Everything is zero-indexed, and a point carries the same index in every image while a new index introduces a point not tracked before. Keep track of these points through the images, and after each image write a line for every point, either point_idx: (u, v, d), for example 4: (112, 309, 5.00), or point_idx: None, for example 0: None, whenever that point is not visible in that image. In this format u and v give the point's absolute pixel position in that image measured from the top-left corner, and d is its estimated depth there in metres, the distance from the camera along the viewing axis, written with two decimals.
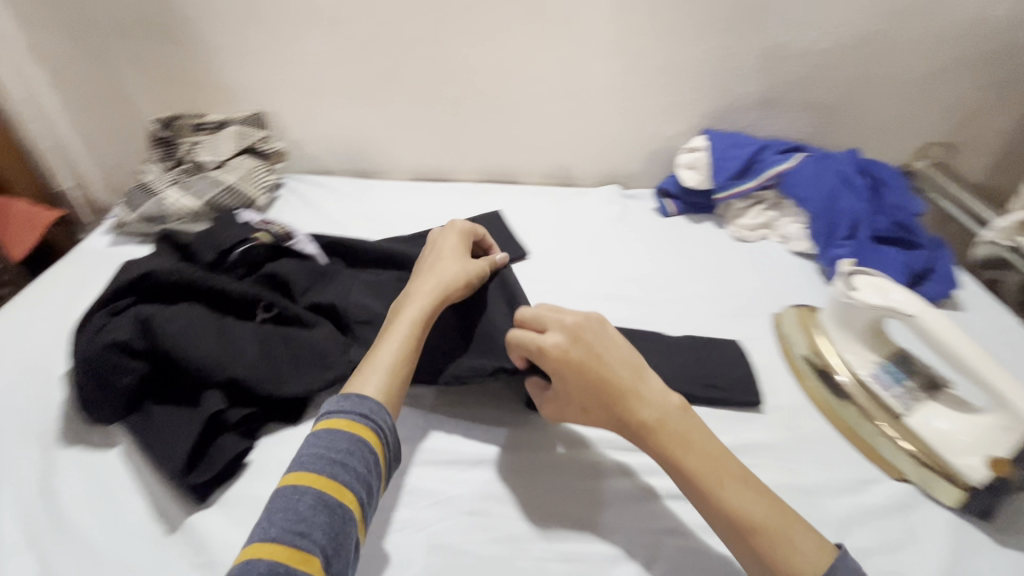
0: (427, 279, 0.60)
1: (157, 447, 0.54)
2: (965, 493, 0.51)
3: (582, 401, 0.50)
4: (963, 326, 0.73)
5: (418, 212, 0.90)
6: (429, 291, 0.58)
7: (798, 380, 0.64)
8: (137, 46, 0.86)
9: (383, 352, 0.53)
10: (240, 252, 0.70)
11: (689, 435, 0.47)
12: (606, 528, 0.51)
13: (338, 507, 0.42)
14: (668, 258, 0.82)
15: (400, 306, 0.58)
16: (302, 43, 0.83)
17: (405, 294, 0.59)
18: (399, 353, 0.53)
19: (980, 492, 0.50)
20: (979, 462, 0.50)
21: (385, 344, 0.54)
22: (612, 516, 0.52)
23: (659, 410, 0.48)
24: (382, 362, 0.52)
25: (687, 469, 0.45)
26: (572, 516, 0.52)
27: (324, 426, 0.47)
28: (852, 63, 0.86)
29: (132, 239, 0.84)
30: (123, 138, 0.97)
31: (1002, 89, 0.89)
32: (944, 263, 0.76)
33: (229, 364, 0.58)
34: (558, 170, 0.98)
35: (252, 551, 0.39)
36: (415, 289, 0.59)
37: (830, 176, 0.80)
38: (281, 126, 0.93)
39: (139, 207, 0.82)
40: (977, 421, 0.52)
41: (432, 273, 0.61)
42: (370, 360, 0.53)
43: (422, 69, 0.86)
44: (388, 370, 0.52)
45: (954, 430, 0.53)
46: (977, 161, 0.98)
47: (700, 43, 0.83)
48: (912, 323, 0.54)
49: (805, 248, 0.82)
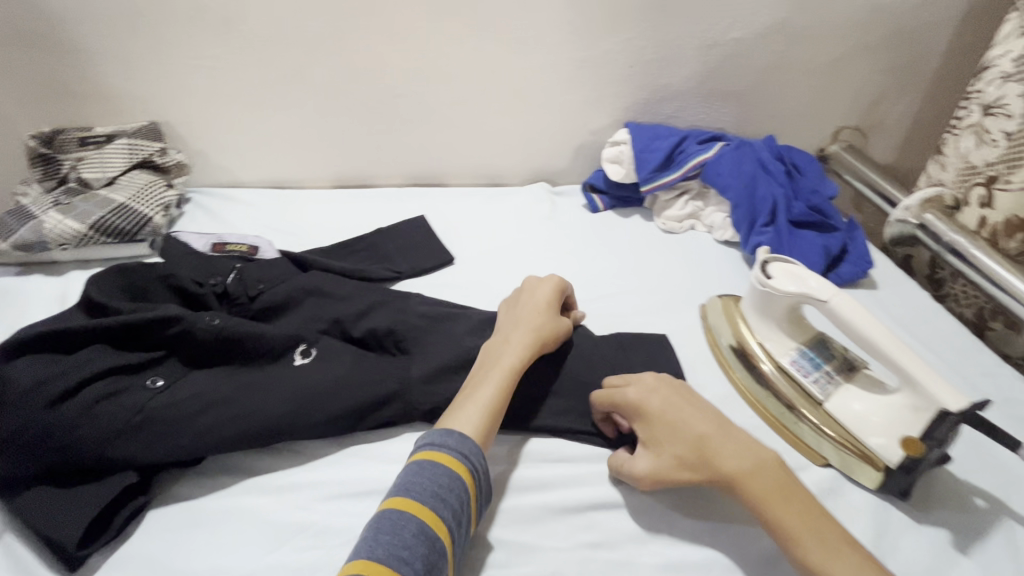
0: (514, 329, 0.60)
1: (47, 518, 0.47)
2: (882, 474, 0.55)
3: (672, 452, 0.51)
4: (876, 306, 0.76)
5: (338, 221, 0.86)
6: (533, 335, 0.59)
7: (725, 371, 0.66)
8: (0, 55, 0.77)
9: (483, 396, 0.53)
10: (190, 286, 0.63)
11: (773, 474, 0.48)
12: (536, 548, 0.51)
13: (435, 539, 0.43)
14: (596, 255, 0.82)
15: (489, 355, 0.58)
16: (195, 48, 0.77)
17: (501, 339, 0.60)
18: (500, 395, 0.54)
19: (895, 472, 0.54)
20: (892, 443, 0.54)
21: (480, 389, 0.54)
22: (543, 535, 0.52)
23: (752, 460, 0.49)
24: (480, 408, 0.52)
25: (753, 498, 0.48)
26: (501, 538, 0.51)
27: (421, 457, 0.49)
28: (763, 53, 0.87)
29: (10, 269, 0.77)
30: (1, 159, 0.88)
31: (902, 74, 0.94)
32: (857, 245, 0.81)
33: (166, 430, 0.51)
34: (485, 171, 0.96)
35: (360, 570, 0.41)
36: (510, 338, 0.59)
37: (749, 164, 0.82)
38: (180, 137, 0.87)
39: (14, 233, 0.75)
40: (889, 404, 0.55)
41: (518, 317, 0.61)
42: (453, 409, 0.53)
43: (330, 71, 0.81)
44: (488, 413, 0.52)
45: (868, 412, 0.56)
46: (884, 143, 1.03)
47: (615, 36, 0.82)
48: (824, 307, 0.57)
49: (729, 236, 0.84)
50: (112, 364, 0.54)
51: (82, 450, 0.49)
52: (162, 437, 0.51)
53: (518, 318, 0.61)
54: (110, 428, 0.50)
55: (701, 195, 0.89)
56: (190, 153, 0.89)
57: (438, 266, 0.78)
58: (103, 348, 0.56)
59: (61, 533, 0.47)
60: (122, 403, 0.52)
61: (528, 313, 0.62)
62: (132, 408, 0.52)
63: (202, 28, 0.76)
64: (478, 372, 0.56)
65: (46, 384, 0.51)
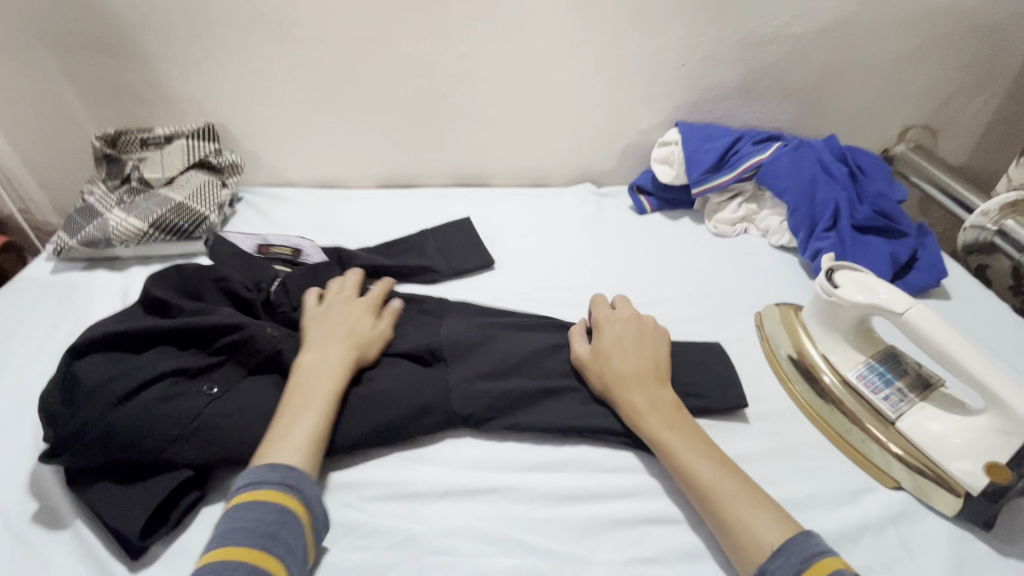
0: (329, 344, 0.58)
1: (115, 505, 0.50)
2: (962, 501, 0.50)
3: (601, 378, 0.57)
4: (951, 317, 0.71)
5: (384, 221, 0.86)
6: (346, 354, 0.57)
7: (783, 384, 0.62)
8: (72, 59, 0.81)
9: (304, 426, 0.51)
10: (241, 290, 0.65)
11: (669, 409, 0.55)
12: (584, 560, 0.49)
13: None
14: (645, 258, 0.79)
15: (311, 369, 0.56)
16: (251, 50, 0.79)
17: (313, 353, 0.57)
18: (319, 422, 0.52)
19: (977, 499, 0.49)
20: (975, 467, 0.49)
21: (307, 414, 0.52)
22: (591, 546, 0.50)
23: (651, 395, 0.55)
24: (297, 438, 0.51)
25: (649, 421, 0.53)
26: (547, 548, 0.49)
27: (246, 500, 0.46)
28: (825, 47, 0.83)
29: (76, 263, 0.80)
30: (70, 158, 0.92)
31: (978, 68, 0.87)
32: (929, 252, 0.75)
33: (221, 427, 0.53)
34: (530, 171, 0.95)
35: None
36: (325, 353, 0.57)
37: (808, 166, 0.78)
38: (234, 137, 0.89)
39: (81, 230, 0.78)
40: (970, 424, 0.51)
41: (332, 333, 0.59)
42: (290, 432, 0.51)
43: (380, 71, 0.82)
44: (310, 442, 0.51)
45: (948, 432, 0.52)
46: (955, 142, 0.97)
47: (669, 32, 0.80)
48: (898, 321, 0.53)
49: (785, 240, 0.80)
50: (173, 366, 0.55)
51: (147, 447, 0.51)
52: (218, 444, 0.52)
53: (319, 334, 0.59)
54: (169, 432, 0.51)
55: (755, 197, 0.85)
56: (242, 153, 0.91)
57: (478, 270, 0.77)
58: (166, 349, 0.58)
59: (121, 528, 0.49)
60: (182, 407, 0.53)
61: (326, 329, 0.60)
62: (191, 412, 0.53)
63: (258, 33, 0.77)
64: (305, 391, 0.54)
65: (114, 383, 0.53)
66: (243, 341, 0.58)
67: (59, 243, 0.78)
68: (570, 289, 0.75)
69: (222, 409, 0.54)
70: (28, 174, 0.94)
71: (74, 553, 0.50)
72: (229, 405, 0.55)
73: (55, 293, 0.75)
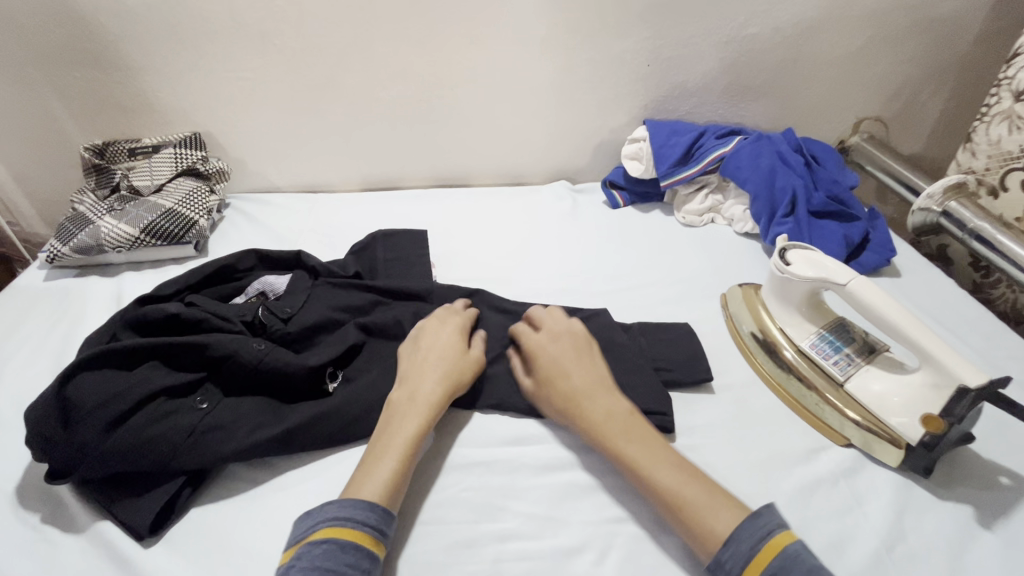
0: (416, 385, 0.59)
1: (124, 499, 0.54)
2: (903, 451, 0.54)
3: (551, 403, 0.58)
4: (901, 292, 0.76)
5: (368, 220, 0.90)
6: (430, 396, 0.57)
7: (748, 359, 0.66)
8: (58, 72, 0.83)
9: (381, 474, 0.52)
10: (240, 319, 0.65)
11: (627, 422, 0.55)
12: (560, 525, 0.53)
13: None
14: (618, 249, 0.84)
15: (388, 424, 0.56)
16: (233, 59, 0.82)
17: (396, 398, 0.58)
18: (397, 469, 0.52)
19: (916, 448, 0.54)
20: (913, 421, 0.54)
21: (384, 462, 0.52)
22: (567, 512, 0.54)
23: (603, 411, 0.55)
24: (374, 486, 0.51)
25: (610, 444, 0.54)
26: (527, 516, 0.54)
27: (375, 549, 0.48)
28: (781, 45, 0.88)
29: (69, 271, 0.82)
30: (56, 167, 0.94)
31: (924, 62, 0.93)
32: (880, 233, 0.80)
33: (207, 453, 0.55)
34: (507, 169, 0.99)
35: None
36: (411, 390, 0.58)
37: (768, 155, 0.82)
38: (220, 144, 0.92)
39: (71, 238, 0.80)
40: (910, 382, 0.56)
41: (425, 370, 0.60)
42: (365, 480, 0.51)
43: (359, 77, 0.85)
44: (394, 487, 0.51)
45: (887, 391, 0.57)
46: (907, 131, 1.03)
47: (633, 35, 0.84)
48: (844, 292, 0.57)
49: (749, 228, 0.84)
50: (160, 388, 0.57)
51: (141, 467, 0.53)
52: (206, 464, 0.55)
53: (415, 372, 0.60)
54: (160, 456, 0.53)
55: (721, 187, 0.89)
56: (228, 160, 0.94)
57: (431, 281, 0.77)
58: (156, 367, 0.59)
59: (131, 522, 0.53)
60: (175, 424, 0.55)
61: (405, 383, 0.59)
62: (178, 435, 0.55)
63: (239, 42, 0.80)
64: (386, 437, 0.55)
65: (103, 408, 0.54)
66: (230, 357, 0.60)
67: (52, 252, 0.80)
68: (548, 278, 0.79)
69: (206, 434, 0.56)
70: (16, 186, 0.96)
71: (82, 537, 0.53)
72: (212, 430, 0.56)
73: (49, 299, 0.77)
